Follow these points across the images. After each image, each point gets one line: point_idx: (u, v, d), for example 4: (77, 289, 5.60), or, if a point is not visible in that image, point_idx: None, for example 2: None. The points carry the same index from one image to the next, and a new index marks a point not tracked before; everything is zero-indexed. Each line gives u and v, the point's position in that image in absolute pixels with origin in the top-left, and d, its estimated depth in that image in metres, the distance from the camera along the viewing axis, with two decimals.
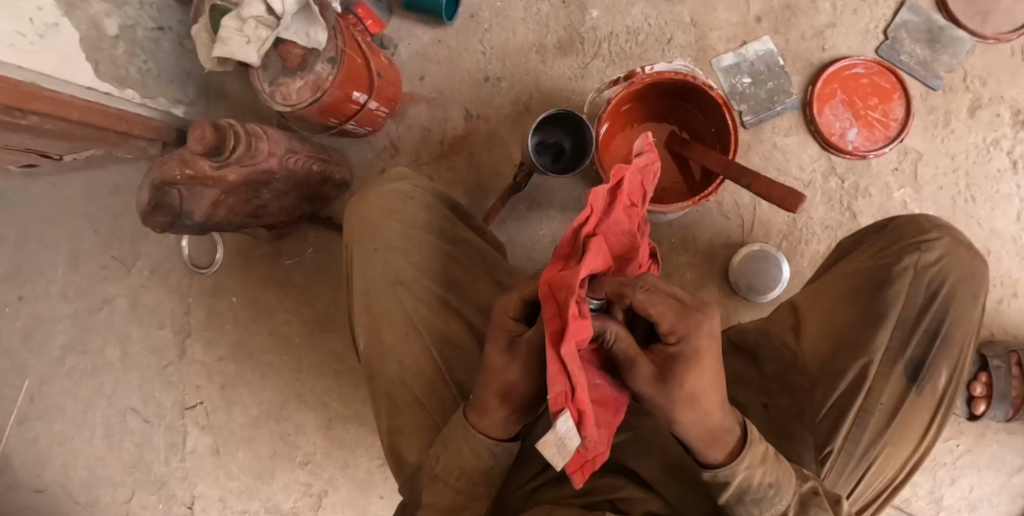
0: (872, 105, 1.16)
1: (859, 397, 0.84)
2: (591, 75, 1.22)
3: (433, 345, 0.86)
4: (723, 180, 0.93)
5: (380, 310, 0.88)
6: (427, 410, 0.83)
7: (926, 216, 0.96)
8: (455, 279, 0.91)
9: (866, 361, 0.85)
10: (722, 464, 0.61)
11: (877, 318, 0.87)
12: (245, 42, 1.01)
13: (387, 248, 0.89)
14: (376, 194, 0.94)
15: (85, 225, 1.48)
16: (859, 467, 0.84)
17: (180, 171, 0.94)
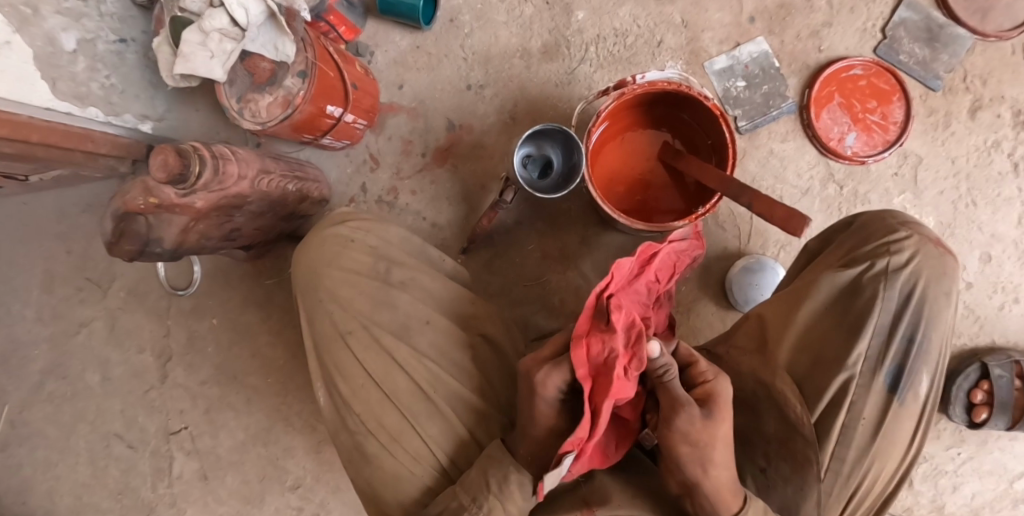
0: (870, 108, 1.12)
1: (840, 414, 0.79)
2: (579, 80, 1.17)
3: (392, 394, 0.83)
4: (720, 197, 0.87)
5: (334, 365, 0.85)
6: (398, 461, 0.81)
7: (894, 212, 0.89)
8: (405, 320, 0.86)
9: (844, 377, 0.80)
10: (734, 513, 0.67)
11: (853, 329, 0.81)
12: (209, 57, 0.95)
13: (330, 300, 0.86)
14: (316, 240, 0.90)
15: (57, 245, 1.41)
16: (848, 490, 0.80)
17: (144, 199, 0.90)
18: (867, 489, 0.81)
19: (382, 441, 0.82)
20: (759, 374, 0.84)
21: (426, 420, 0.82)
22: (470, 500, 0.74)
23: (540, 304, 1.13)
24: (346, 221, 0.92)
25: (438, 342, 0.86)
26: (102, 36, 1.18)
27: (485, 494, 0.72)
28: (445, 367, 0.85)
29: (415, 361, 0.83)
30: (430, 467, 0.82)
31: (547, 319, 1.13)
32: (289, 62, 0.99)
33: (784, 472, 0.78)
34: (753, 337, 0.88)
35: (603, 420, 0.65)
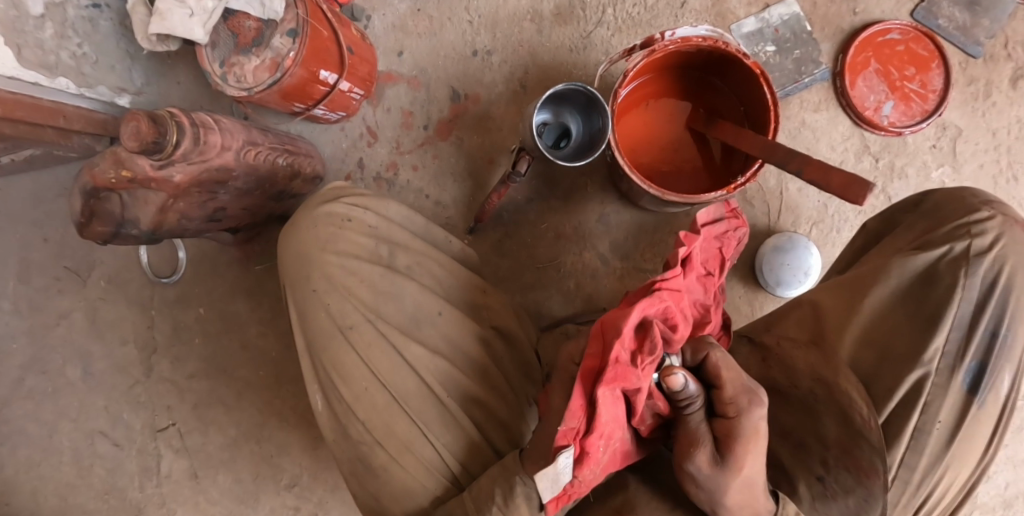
0: (908, 75, 1.04)
1: (913, 417, 0.75)
2: (594, 45, 1.08)
3: (400, 396, 0.74)
4: (762, 164, 0.79)
5: (332, 365, 0.75)
6: (409, 471, 0.73)
7: (971, 192, 0.85)
8: (414, 311, 0.78)
9: (920, 375, 0.75)
10: None
11: (931, 322, 0.76)
12: (188, 15, 0.86)
13: (325, 289, 0.76)
14: (304, 221, 0.80)
15: (31, 231, 1.31)
16: (916, 498, 0.77)
17: (116, 173, 0.80)
18: (939, 494, 0.78)
19: (390, 451, 0.73)
20: (817, 370, 0.78)
21: (439, 425, 0.75)
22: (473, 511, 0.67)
23: (554, 288, 1.05)
24: (340, 198, 0.82)
25: (448, 335, 0.79)
26: (73, 0, 1.08)
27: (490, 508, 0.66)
28: (457, 364, 0.78)
29: (425, 358, 0.76)
30: (443, 477, 0.75)
31: (563, 304, 1.05)
32: (278, 20, 0.89)
33: (847, 482, 0.72)
34: (806, 329, 0.84)
35: (608, 406, 0.61)
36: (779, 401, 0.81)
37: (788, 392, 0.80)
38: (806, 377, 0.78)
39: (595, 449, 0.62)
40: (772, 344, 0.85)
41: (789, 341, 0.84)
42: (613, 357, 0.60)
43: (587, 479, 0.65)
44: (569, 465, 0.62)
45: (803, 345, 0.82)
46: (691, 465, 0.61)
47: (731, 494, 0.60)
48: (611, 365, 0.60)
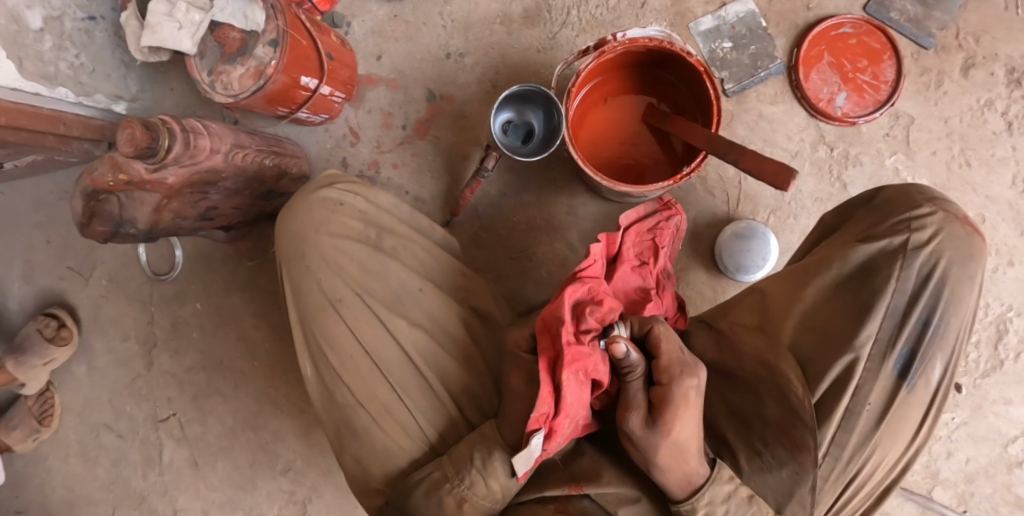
0: (861, 67, 1.09)
1: (844, 399, 0.78)
2: (561, 45, 1.14)
3: (382, 366, 0.80)
4: (707, 155, 0.84)
5: (322, 336, 0.81)
6: (388, 435, 0.80)
7: (918, 186, 0.87)
8: (398, 288, 0.84)
9: (851, 359, 0.78)
10: (684, 499, 0.67)
11: (866, 310, 0.79)
12: (177, 28, 0.93)
13: (318, 265, 0.82)
14: (301, 204, 0.85)
15: (37, 234, 1.38)
16: (845, 476, 0.79)
17: (113, 176, 0.87)
18: (868, 474, 0.80)
19: (371, 416, 0.80)
20: (763, 354, 0.81)
21: (417, 394, 0.81)
22: (454, 471, 0.73)
23: (526, 276, 1.10)
24: (333, 184, 0.88)
25: (429, 312, 0.85)
26: (70, 14, 1.14)
27: (469, 468, 0.73)
28: (438, 340, 0.84)
29: (408, 332, 0.82)
30: (418, 442, 0.81)
31: (535, 292, 1.10)
32: (259, 31, 0.95)
33: (781, 457, 0.76)
34: (755, 315, 0.87)
35: (573, 388, 0.67)
36: (726, 383, 0.86)
37: (734, 374, 0.85)
38: (751, 359, 0.82)
39: (562, 426, 0.68)
40: (725, 329, 0.88)
41: (740, 326, 0.87)
42: (566, 340, 0.66)
43: (555, 449, 0.70)
44: (538, 441, 0.68)
45: (750, 330, 0.86)
46: (626, 424, 0.66)
47: (663, 453, 0.65)
48: (567, 348, 0.66)
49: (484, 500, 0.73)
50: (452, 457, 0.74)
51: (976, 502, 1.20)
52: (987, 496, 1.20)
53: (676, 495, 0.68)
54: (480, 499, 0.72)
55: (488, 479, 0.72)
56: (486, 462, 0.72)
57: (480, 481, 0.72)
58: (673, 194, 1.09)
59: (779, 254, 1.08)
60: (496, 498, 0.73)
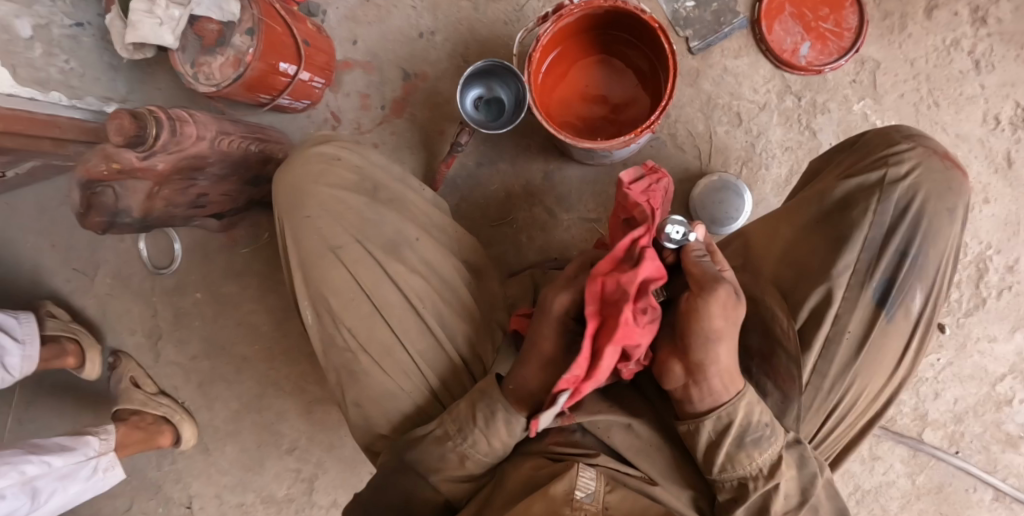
0: (823, 15, 1.10)
1: (823, 327, 0.80)
2: (528, 16, 1.18)
3: (380, 311, 0.84)
4: (662, 109, 0.87)
5: (320, 280, 0.84)
6: (388, 375, 0.84)
7: (898, 126, 0.88)
8: (393, 237, 0.86)
9: (827, 289, 0.80)
10: (727, 401, 0.70)
11: (842, 241, 0.81)
12: (158, 24, 0.96)
13: (317, 216, 0.85)
14: (296, 161, 0.88)
15: (42, 240, 1.47)
16: (827, 405, 0.81)
17: (106, 166, 0.91)
18: (850, 403, 0.82)
19: (371, 357, 0.84)
20: (747, 290, 0.85)
21: (416, 334, 0.84)
22: (456, 430, 0.76)
23: (507, 242, 1.14)
24: (329, 142, 0.91)
25: (427, 259, 0.88)
26: (57, 21, 1.20)
27: (472, 428, 0.75)
28: (436, 285, 0.87)
29: (406, 275, 0.85)
30: (417, 382, 0.85)
31: (517, 256, 1.14)
32: (235, 20, 1.00)
33: (766, 386, 0.80)
34: (738, 258, 0.91)
35: (610, 357, 0.66)
36: None
37: None
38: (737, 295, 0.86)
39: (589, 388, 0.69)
40: None
41: (727, 268, 0.91)
42: (624, 318, 0.63)
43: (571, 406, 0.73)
44: (563, 400, 0.70)
45: (736, 271, 0.89)
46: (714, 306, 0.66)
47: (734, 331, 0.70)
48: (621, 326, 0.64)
49: (485, 454, 0.76)
50: (453, 415, 0.77)
51: (966, 441, 1.22)
52: (977, 435, 1.22)
53: (722, 398, 0.70)
54: (481, 456, 0.76)
55: (490, 437, 0.75)
56: (490, 420, 0.75)
57: (484, 440, 0.75)
58: (645, 151, 1.12)
59: (752, 205, 1.10)
60: (496, 453, 0.76)
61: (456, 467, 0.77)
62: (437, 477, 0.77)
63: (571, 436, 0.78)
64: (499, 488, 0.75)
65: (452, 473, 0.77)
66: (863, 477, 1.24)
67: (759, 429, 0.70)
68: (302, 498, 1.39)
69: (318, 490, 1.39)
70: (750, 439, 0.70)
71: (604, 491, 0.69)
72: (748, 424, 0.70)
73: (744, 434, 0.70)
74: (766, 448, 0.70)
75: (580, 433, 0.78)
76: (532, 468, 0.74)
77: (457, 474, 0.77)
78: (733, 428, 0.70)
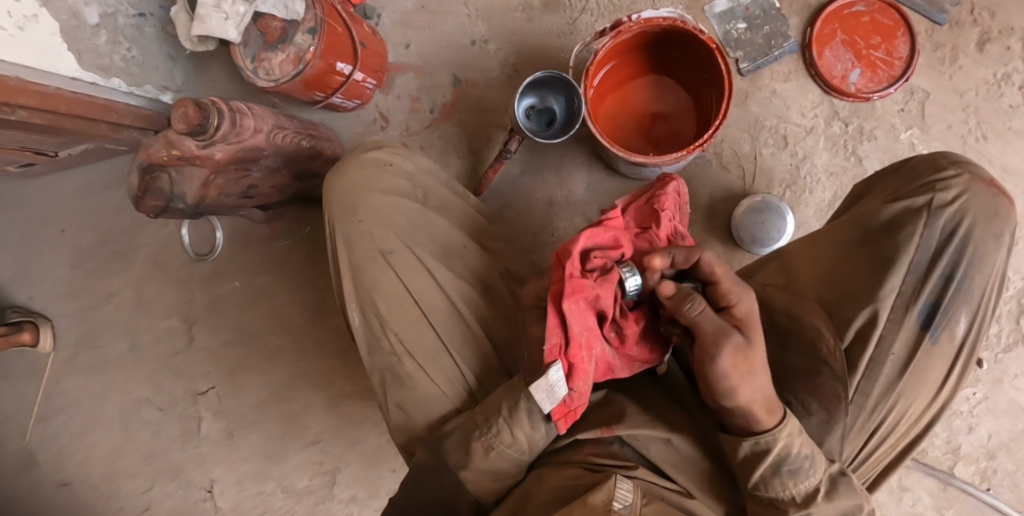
0: (874, 44, 1.11)
1: (868, 348, 0.80)
2: (580, 30, 1.20)
3: (427, 315, 0.86)
4: (716, 130, 0.88)
5: (370, 282, 0.86)
6: (433, 381, 0.85)
7: (945, 152, 0.88)
8: (444, 242, 0.91)
9: (872, 311, 0.80)
10: (766, 430, 0.70)
11: (887, 263, 0.81)
12: (223, 19, 1.01)
13: (370, 218, 0.87)
14: (350, 164, 0.90)
15: (88, 220, 1.52)
16: (870, 425, 0.81)
17: (167, 151, 0.96)
18: (892, 424, 0.81)
19: (418, 362, 0.85)
20: (791, 308, 0.85)
21: (462, 341, 0.86)
22: (483, 420, 0.78)
23: (545, 250, 1.15)
24: (380, 146, 0.93)
25: (473, 267, 0.91)
26: (123, 11, 1.24)
27: (497, 418, 0.76)
28: (480, 292, 0.90)
29: (452, 282, 0.88)
30: (461, 391, 0.86)
31: None
32: (299, 19, 1.03)
33: (811, 405, 0.80)
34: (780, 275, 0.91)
35: (575, 317, 0.71)
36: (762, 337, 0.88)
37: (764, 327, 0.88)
38: (781, 312, 0.86)
39: (578, 359, 0.72)
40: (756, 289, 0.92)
41: (770, 286, 0.90)
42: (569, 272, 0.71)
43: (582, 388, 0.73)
44: (561, 379, 0.72)
45: (778, 288, 0.89)
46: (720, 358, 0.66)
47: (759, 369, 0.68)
48: (566, 279, 0.71)
49: (513, 448, 0.76)
50: (483, 406, 0.78)
51: (998, 478, 1.20)
52: (1009, 473, 1.20)
53: (761, 426, 0.70)
54: (506, 447, 0.76)
55: (514, 428, 0.75)
56: (514, 412, 0.75)
57: (508, 432, 0.76)
58: (689, 169, 1.13)
59: (794, 228, 1.10)
60: (523, 448, 0.77)
61: (483, 460, 0.77)
62: (469, 473, 0.78)
63: (609, 447, 0.78)
64: (535, 493, 0.76)
65: (480, 467, 0.77)
66: (890, 509, 1.22)
67: (796, 460, 0.70)
68: (323, 490, 1.41)
69: (339, 483, 1.40)
70: (787, 469, 0.70)
71: (641, 504, 0.69)
72: (786, 455, 0.70)
73: (779, 463, 0.70)
74: (803, 479, 0.71)
75: (617, 444, 0.78)
76: (572, 476, 0.75)
77: (485, 469, 0.77)
78: (771, 454, 0.70)
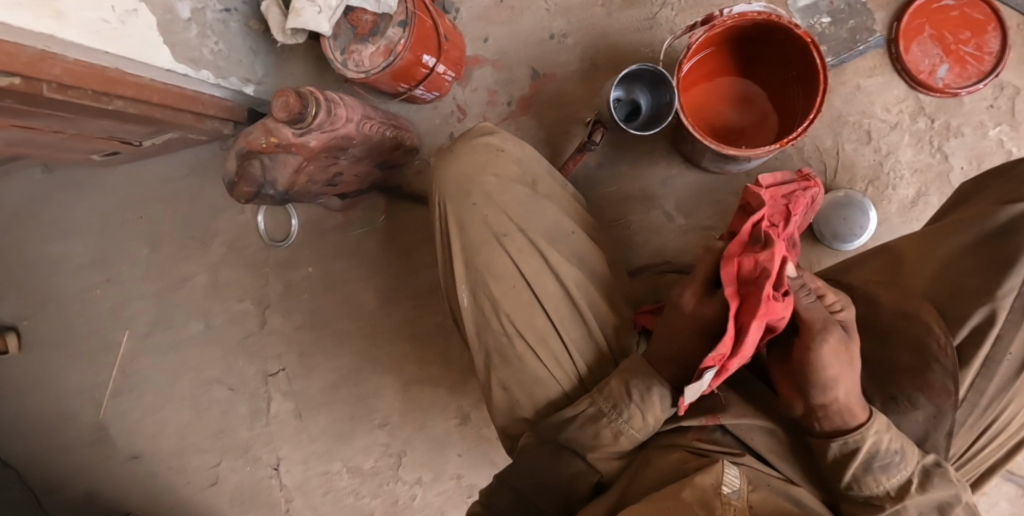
0: (964, 38, 1.09)
1: (984, 346, 0.81)
2: (659, 24, 1.21)
3: (538, 298, 0.88)
4: (809, 124, 0.87)
5: (483, 264, 0.88)
6: (541, 362, 0.87)
7: None
8: (554, 227, 0.91)
9: (991, 308, 0.80)
10: (853, 429, 0.72)
11: (1008, 263, 0.80)
12: (318, 12, 1.05)
13: (484, 201, 0.89)
14: (462, 148, 0.93)
15: (168, 206, 1.58)
16: (983, 422, 0.82)
17: (266, 139, 1.01)
18: (1004, 424, 0.83)
19: (528, 343, 0.87)
20: (900, 303, 0.87)
21: (570, 324, 0.88)
22: (611, 406, 0.80)
23: (619, 242, 1.17)
24: (493, 132, 0.95)
25: (581, 251, 0.91)
26: (211, 7, 1.30)
27: (627, 404, 0.78)
28: (587, 275, 0.91)
29: (565, 265, 0.89)
30: (569, 372, 0.88)
31: (631, 255, 1.17)
32: (390, 13, 1.06)
33: (918, 400, 0.80)
34: (887, 271, 0.94)
35: (754, 334, 0.70)
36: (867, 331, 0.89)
37: (870, 321, 0.89)
38: (889, 308, 0.87)
39: (732, 370, 0.71)
40: (860, 284, 0.95)
41: (874, 282, 0.94)
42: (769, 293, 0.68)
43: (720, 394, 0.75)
44: (712, 382, 0.71)
45: (885, 284, 0.92)
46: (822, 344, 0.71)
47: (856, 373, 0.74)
48: (767, 300, 0.68)
49: (640, 429, 0.79)
50: (606, 392, 0.80)
51: None
52: None
53: (847, 424, 0.72)
54: (636, 432, 0.78)
55: (646, 412, 0.78)
56: (645, 396, 0.78)
57: (639, 416, 0.78)
58: (769, 164, 1.13)
59: (876, 224, 1.10)
60: (649, 431, 0.79)
61: (610, 445, 0.79)
62: (595, 453, 0.80)
63: (712, 434, 0.81)
64: (639, 475, 0.77)
65: (607, 450, 0.80)
66: None
67: (886, 455, 0.71)
68: (388, 472, 1.46)
69: (405, 465, 1.45)
70: (878, 465, 0.71)
71: (748, 489, 0.70)
72: (875, 451, 0.71)
73: (870, 460, 0.71)
74: (894, 473, 0.71)
75: (723, 432, 0.82)
76: (678, 460, 0.76)
77: (608, 450, 0.79)
78: (859, 454, 0.72)
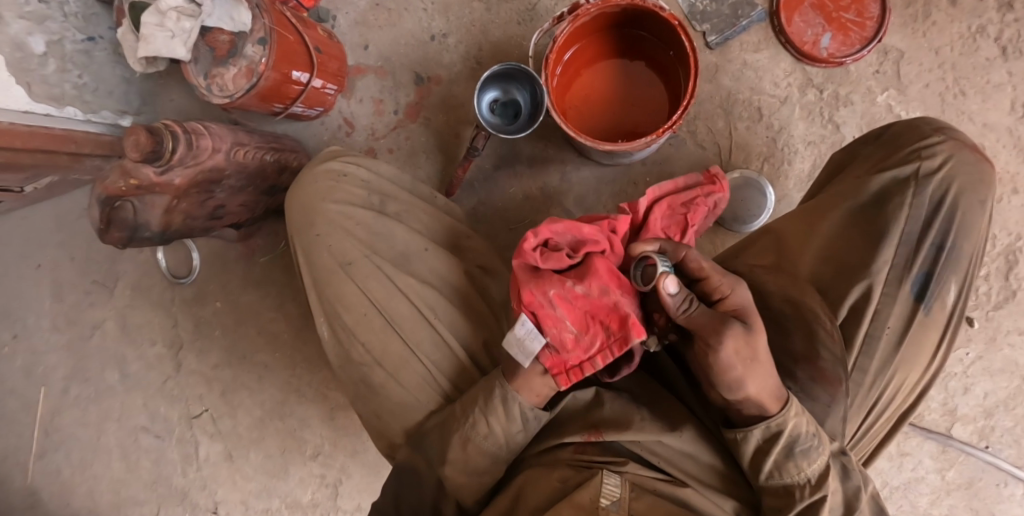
0: (844, 5, 1.07)
1: (864, 324, 0.80)
2: (541, 15, 1.16)
3: (388, 323, 0.84)
4: (686, 108, 0.84)
5: (333, 295, 0.86)
6: (402, 385, 0.84)
7: (925, 118, 0.89)
8: (404, 247, 0.88)
9: (868, 284, 0.80)
10: (773, 414, 0.67)
11: (880, 234, 0.81)
12: (169, 37, 0.94)
13: (326, 231, 0.87)
14: (308, 178, 0.92)
15: (61, 252, 1.48)
16: (868, 403, 0.81)
17: (124, 182, 0.91)
18: (890, 397, 0.82)
19: (386, 369, 0.84)
20: (786, 290, 0.82)
21: (427, 344, 0.84)
22: (461, 413, 0.77)
23: None
24: (337, 158, 0.94)
25: (434, 268, 0.88)
26: (69, 36, 1.20)
27: (471, 410, 0.76)
28: (445, 293, 0.87)
29: (415, 287, 0.85)
30: (432, 394, 0.84)
31: None
32: (247, 30, 0.98)
33: (814, 392, 0.77)
34: (770, 255, 0.89)
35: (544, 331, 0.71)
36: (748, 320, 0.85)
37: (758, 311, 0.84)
38: (777, 297, 0.82)
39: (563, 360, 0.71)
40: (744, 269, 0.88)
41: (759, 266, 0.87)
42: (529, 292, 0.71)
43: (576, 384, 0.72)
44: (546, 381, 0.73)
45: (768, 269, 0.86)
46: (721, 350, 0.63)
47: (763, 361, 0.65)
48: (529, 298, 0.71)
49: (484, 440, 0.75)
50: (459, 402, 0.78)
51: (997, 435, 1.19)
52: (1008, 430, 1.19)
53: (766, 411, 0.68)
54: (483, 439, 0.75)
55: (489, 419, 0.74)
56: (486, 403, 0.75)
57: (483, 423, 0.74)
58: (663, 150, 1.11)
59: (775, 202, 1.08)
60: (499, 441, 0.75)
61: (459, 455, 0.76)
62: (446, 470, 0.77)
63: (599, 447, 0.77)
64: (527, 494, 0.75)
65: (460, 462, 0.76)
66: (892, 474, 1.22)
67: (807, 439, 0.68)
68: (327, 504, 1.40)
69: (343, 495, 1.39)
70: (799, 450, 0.68)
71: (630, 499, 0.70)
72: (796, 436, 0.68)
73: (792, 445, 0.68)
74: (814, 458, 0.68)
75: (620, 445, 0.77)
76: (559, 478, 0.73)
77: (461, 463, 0.76)
78: (782, 437, 0.67)
